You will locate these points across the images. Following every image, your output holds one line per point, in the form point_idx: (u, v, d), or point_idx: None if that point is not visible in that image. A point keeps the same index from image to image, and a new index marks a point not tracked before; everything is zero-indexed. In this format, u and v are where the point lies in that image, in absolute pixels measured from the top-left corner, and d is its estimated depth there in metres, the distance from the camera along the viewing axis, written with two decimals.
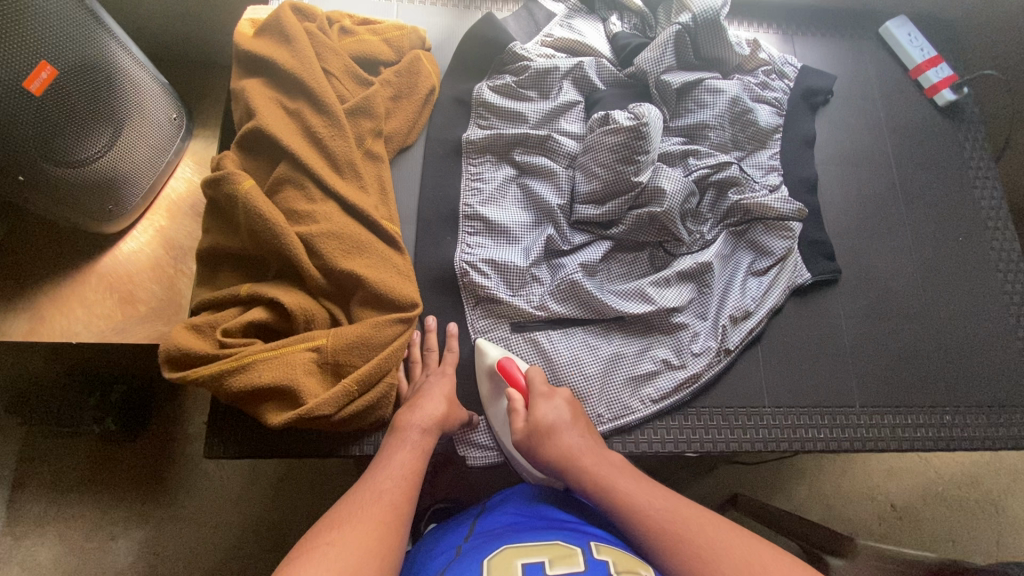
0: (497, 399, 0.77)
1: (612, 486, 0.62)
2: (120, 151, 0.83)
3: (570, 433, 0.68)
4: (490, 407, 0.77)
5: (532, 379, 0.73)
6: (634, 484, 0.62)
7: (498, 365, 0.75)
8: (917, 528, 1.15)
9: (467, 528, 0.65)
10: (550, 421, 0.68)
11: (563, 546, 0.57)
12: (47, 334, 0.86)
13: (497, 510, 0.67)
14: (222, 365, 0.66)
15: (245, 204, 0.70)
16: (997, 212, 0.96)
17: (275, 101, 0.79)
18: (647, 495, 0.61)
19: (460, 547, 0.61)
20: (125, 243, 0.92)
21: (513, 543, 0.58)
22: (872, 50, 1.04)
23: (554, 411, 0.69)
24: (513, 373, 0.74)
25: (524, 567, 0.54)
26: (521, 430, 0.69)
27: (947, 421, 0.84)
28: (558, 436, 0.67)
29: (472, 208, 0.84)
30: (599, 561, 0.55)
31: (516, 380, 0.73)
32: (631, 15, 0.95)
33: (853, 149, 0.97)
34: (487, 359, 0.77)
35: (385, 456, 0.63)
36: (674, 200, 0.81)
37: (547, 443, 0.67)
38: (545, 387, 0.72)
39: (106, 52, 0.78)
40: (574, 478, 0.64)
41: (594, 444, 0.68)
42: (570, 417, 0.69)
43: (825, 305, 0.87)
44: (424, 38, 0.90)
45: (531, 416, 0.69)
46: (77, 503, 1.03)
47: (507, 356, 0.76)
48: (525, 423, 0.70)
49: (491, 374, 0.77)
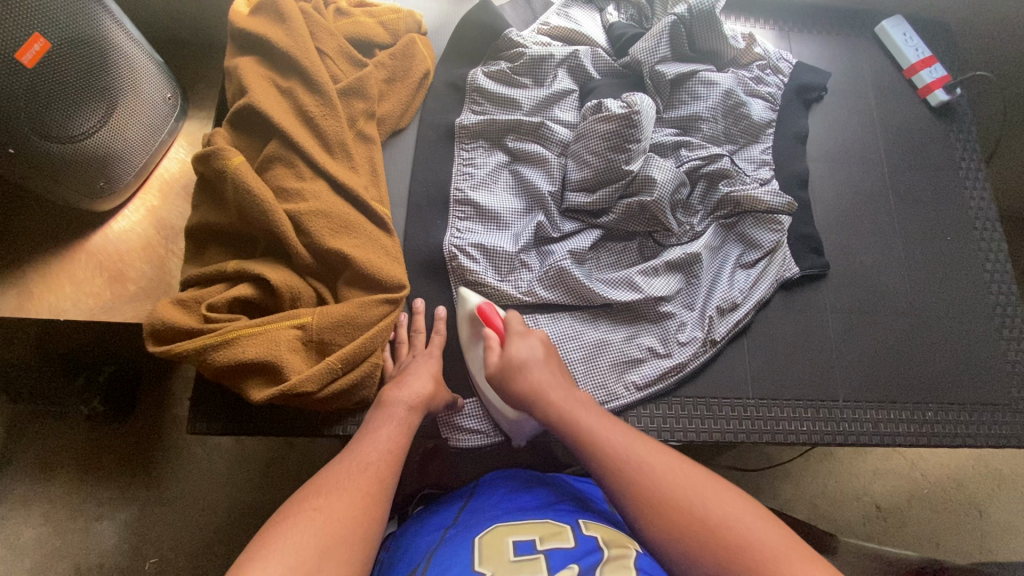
0: (476, 343, 0.78)
1: (578, 423, 0.62)
2: (113, 128, 0.83)
3: (541, 370, 0.68)
4: (468, 349, 0.78)
5: (509, 323, 0.73)
6: (596, 419, 0.63)
7: (477, 310, 0.76)
8: (901, 529, 1.16)
9: (456, 508, 0.65)
10: (522, 358, 0.68)
11: (553, 524, 0.57)
12: (35, 310, 0.86)
13: (484, 490, 0.67)
14: (206, 339, 0.65)
15: (234, 180, 0.69)
16: (986, 213, 0.96)
17: (267, 79, 0.79)
18: (610, 434, 0.61)
19: (450, 527, 0.61)
20: (116, 221, 0.92)
21: (504, 521, 0.58)
22: (867, 49, 1.04)
23: (527, 348, 0.69)
24: (490, 316, 0.74)
25: (515, 544, 0.54)
26: (495, 365, 0.70)
27: (929, 418, 0.85)
28: (529, 372, 0.67)
29: (463, 192, 0.84)
30: (589, 537, 0.56)
31: (493, 323, 0.74)
32: (628, 6, 0.95)
33: (845, 146, 0.97)
34: (467, 306, 0.78)
35: (372, 428, 0.63)
36: (664, 189, 0.81)
37: (517, 378, 0.67)
38: (521, 327, 0.73)
39: (101, 28, 0.77)
40: (542, 414, 0.65)
41: (565, 382, 0.68)
42: (543, 356, 0.69)
43: (812, 300, 0.88)
44: (420, 22, 0.90)
45: (505, 352, 0.70)
46: (62, 484, 1.02)
47: (487, 303, 0.76)
48: (499, 359, 0.70)
49: (470, 318, 0.78)
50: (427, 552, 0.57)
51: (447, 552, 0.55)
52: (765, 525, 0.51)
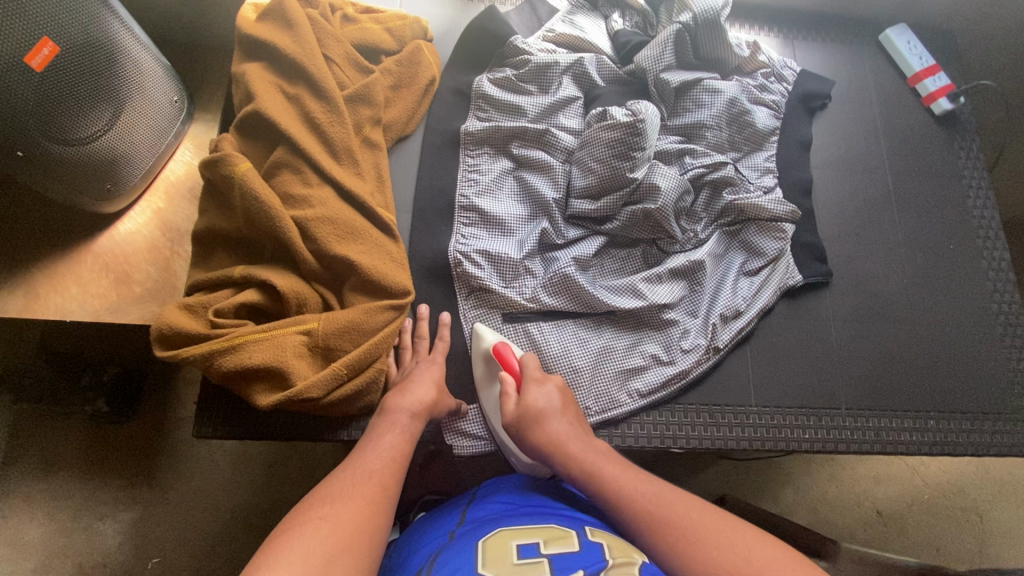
0: (491, 383, 0.78)
1: (601, 476, 0.62)
2: (120, 131, 0.83)
3: (559, 420, 0.68)
4: (482, 388, 0.78)
5: (526, 366, 0.74)
6: (619, 472, 0.63)
7: (493, 349, 0.76)
8: (902, 535, 1.16)
9: (459, 513, 0.66)
10: (540, 407, 0.69)
11: (556, 528, 0.58)
12: (41, 312, 0.86)
13: (487, 496, 0.68)
14: (213, 345, 0.66)
15: (241, 187, 0.70)
16: (989, 221, 0.96)
17: (274, 85, 0.79)
18: (634, 486, 0.61)
19: (454, 531, 0.62)
20: (122, 224, 0.92)
21: (508, 525, 0.59)
22: (871, 57, 1.04)
23: (544, 397, 0.70)
24: (506, 357, 0.74)
25: (519, 547, 0.55)
26: (511, 413, 0.70)
27: (931, 426, 0.85)
28: (547, 422, 0.68)
29: (469, 198, 0.85)
30: (593, 542, 0.56)
31: (510, 366, 0.74)
32: (633, 13, 0.95)
33: (849, 154, 0.97)
34: (484, 343, 0.78)
35: (375, 436, 0.64)
36: (668, 197, 0.81)
37: (537, 428, 0.68)
38: (538, 373, 0.73)
39: (109, 31, 0.78)
40: (563, 466, 0.65)
41: (581, 431, 0.68)
42: (560, 404, 0.70)
43: (815, 307, 0.88)
44: (426, 29, 0.90)
45: (522, 401, 0.70)
46: (66, 484, 1.03)
47: (503, 342, 0.77)
48: (515, 407, 0.70)
49: (486, 357, 0.78)
50: (432, 557, 0.57)
51: (451, 555, 0.55)
52: (808, 569, 0.51)
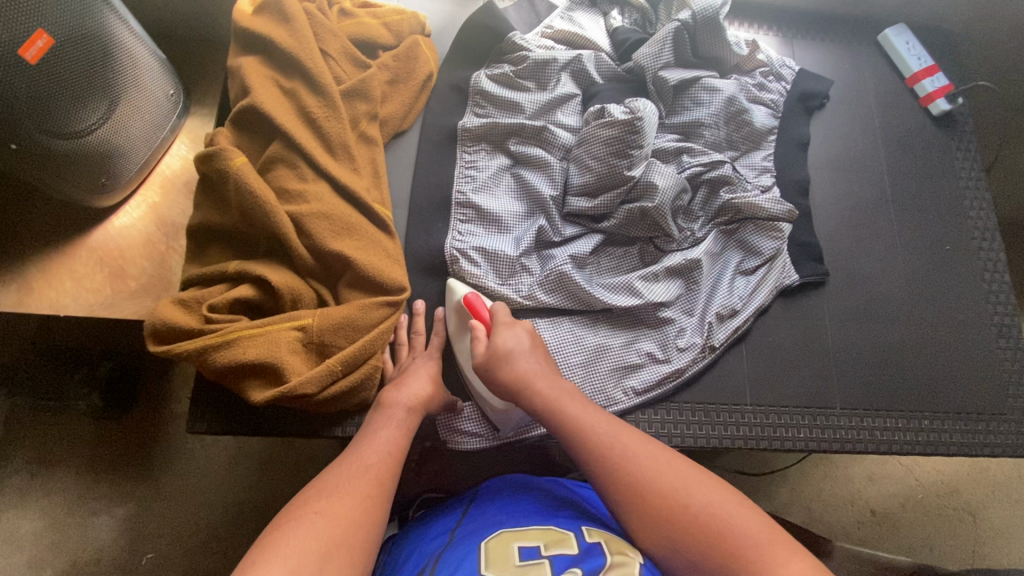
0: (463, 333, 0.77)
1: (563, 415, 0.63)
2: (115, 125, 0.83)
3: (527, 360, 0.67)
4: (455, 337, 0.78)
5: (496, 313, 0.73)
6: (582, 410, 0.63)
7: (465, 300, 0.76)
8: (895, 534, 1.17)
9: (459, 512, 0.66)
10: (509, 348, 0.68)
11: (557, 531, 0.58)
12: (36, 306, 0.86)
13: (485, 494, 0.68)
14: (207, 341, 0.66)
15: (236, 181, 0.70)
16: (985, 222, 0.97)
17: (271, 79, 0.79)
18: (596, 424, 0.61)
19: (454, 530, 0.62)
20: (117, 218, 0.92)
21: (508, 526, 0.59)
22: (869, 57, 1.04)
23: (514, 338, 0.69)
24: (478, 307, 0.74)
25: (520, 549, 0.55)
26: (481, 354, 0.70)
27: (925, 426, 0.85)
28: (514, 362, 0.67)
29: (465, 195, 0.84)
30: (592, 543, 0.56)
31: (481, 314, 0.74)
32: (632, 10, 0.95)
33: (847, 153, 0.97)
34: (456, 296, 0.79)
35: (371, 431, 0.64)
36: (666, 195, 0.81)
37: (503, 367, 0.67)
38: (508, 318, 0.72)
39: (104, 24, 0.77)
40: (527, 405, 0.65)
41: (549, 370, 0.68)
42: (529, 345, 0.69)
43: (811, 307, 0.88)
44: (424, 24, 0.90)
45: (492, 343, 0.69)
46: (59, 478, 1.03)
47: (474, 293, 0.77)
48: (485, 349, 0.70)
49: (459, 310, 0.78)
50: (432, 556, 0.58)
51: (452, 555, 0.56)
52: (748, 512, 0.52)
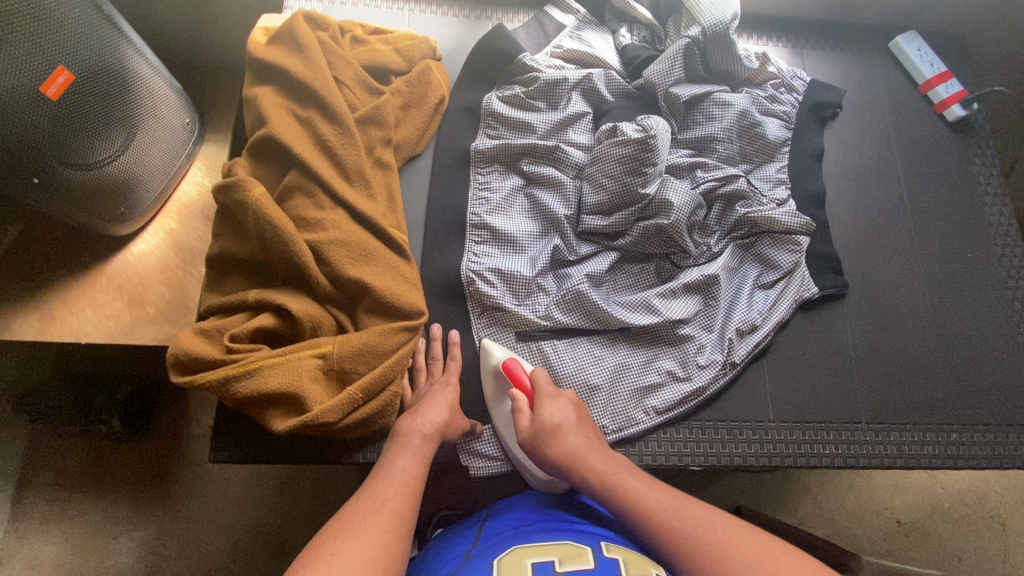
0: (501, 398, 0.78)
1: (620, 487, 0.62)
2: (133, 155, 0.85)
3: (575, 434, 0.68)
4: (494, 404, 0.78)
5: (538, 382, 0.73)
6: (639, 485, 0.62)
7: (503, 366, 0.76)
8: (923, 545, 1.14)
9: (475, 532, 0.65)
10: (556, 421, 0.69)
11: (572, 546, 0.57)
12: (57, 334, 0.87)
13: (503, 516, 0.67)
14: (230, 370, 0.66)
15: (254, 213, 0.70)
16: (1007, 228, 0.95)
17: (287, 109, 0.80)
18: (653, 495, 0.61)
19: (472, 549, 0.61)
20: (135, 246, 0.93)
21: (523, 543, 0.58)
22: (881, 65, 1.04)
23: (559, 411, 0.70)
24: (518, 374, 0.74)
25: (535, 565, 0.54)
26: (527, 430, 0.70)
27: (953, 439, 0.83)
28: (563, 436, 0.68)
29: (479, 217, 0.85)
30: (609, 559, 0.55)
31: (521, 382, 0.74)
32: (640, 27, 0.95)
33: (862, 163, 0.97)
34: (492, 360, 0.78)
35: (387, 462, 0.64)
36: (681, 212, 0.81)
37: (553, 442, 0.67)
38: (550, 388, 0.73)
39: (122, 58, 0.79)
40: (580, 479, 0.65)
41: (597, 443, 0.68)
42: (575, 419, 0.70)
43: (831, 319, 0.87)
44: (435, 48, 0.91)
45: (537, 416, 0.70)
46: (81, 503, 1.03)
47: (511, 357, 0.77)
48: (530, 423, 0.70)
49: (494, 374, 0.78)
50: None
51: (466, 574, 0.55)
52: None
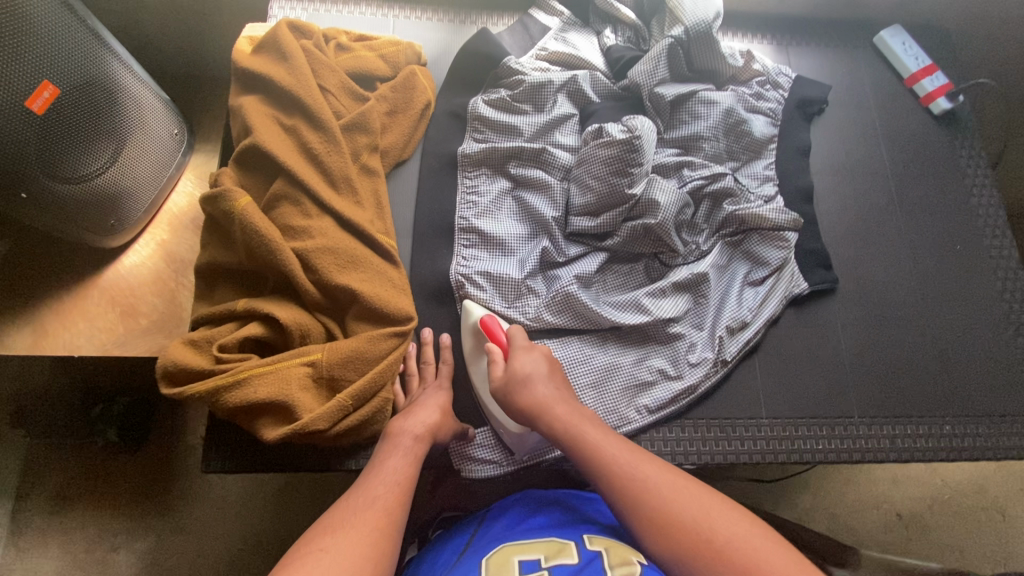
0: (480, 356, 0.79)
1: (581, 437, 0.64)
2: (122, 166, 0.85)
3: (545, 385, 0.68)
4: (471, 362, 0.79)
5: (513, 337, 0.74)
6: (601, 435, 0.64)
7: (481, 323, 0.77)
8: (924, 538, 1.14)
9: (468, 534, 0.66)
10: (527, 372, 0.69)
11: (559, 542, 0.58)
12: (50, 348, 0.87)
13: (496, 515, 0.68)
14: (220, 381, 0.66)
15: (241, 222, 0.70)
16: (996, 219, 0.95)
17: (272, 118, 0.80)
18: (612, 446, 0.62)
19: (462, 550, 0.62)
20: (127, 257, 0.93)
21: (511, 542, 0.59)
22: (866, 59, 1.04)
23: (532, 363, 0.70)
24: (494, 330, 0.75)
25: (520, 563, 0.55)
26: (499, 379, 0.70)
27: (948, 431, 0.83)
28: (533, 387, 0.68)
29: (468, 220, 0.85)
30: (594, 552, 0.56)
31: (497, 338, 0.75)
32: (624, 28, 0.95)
33: (850, 157, 0.97)
34: (473, 318, 0.79)
35: (379, 462, 0.64)
36: (669, 212, 0.81)
37: (521, 392, 0.68)
38: (525, 342, 0.73)
39: (107, 70, 0.79)
40: (544, 425, 0.66)
41: (567, 394, 0.69)
42: (547, 371, 0.70)
43: (822, 315, 0.87)
44: (420, 54, 0.91)
45: (509, 367, 0.70)
46: (79, 516, 1.03)
47: (490, 315, 0.78)
48: (503, 373, 0.70)
49: (474, 331, 0.79)
50: None
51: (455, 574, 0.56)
52: (771, 541, 0.53)
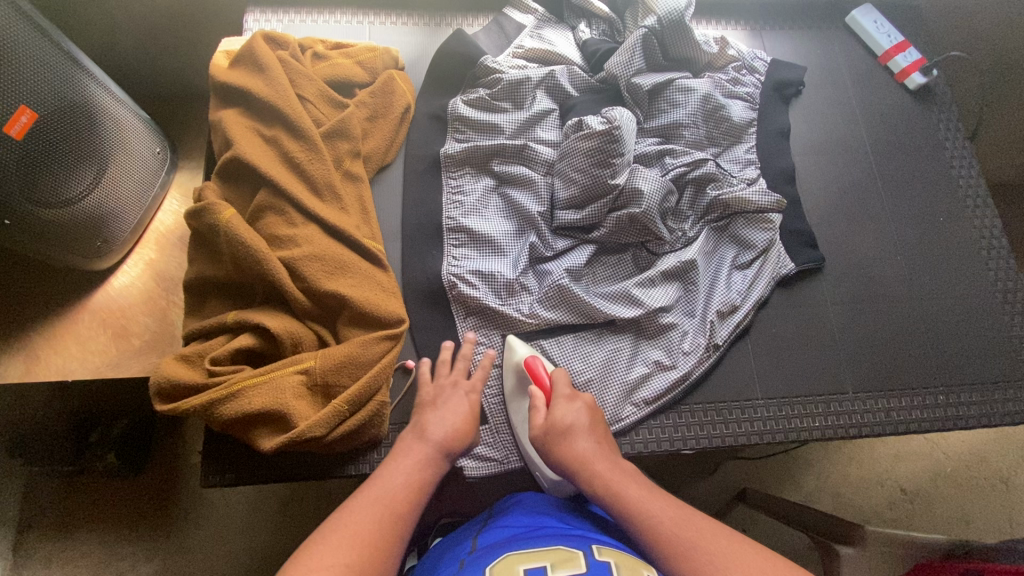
0: (520, 396, 0.79)
1: (625, 499, 0.61)
2: (106, 188, 0.85)
3: (586, 439, 0.67)
4: (512, 401, 0.79)
5: (556, 382, 0.73)
6: (645, 495, 0.62)
7: (525, 363, 0.77)
8: (930, 512, 1.15)
9: (471, 542, 0.65)
10: (569, 423, 0.68)
11: (565, 549, 0.56)
12: (43, 374, 0.86)
13: (500, 521, 0.67)
14: (214, 394, 0.66)
15: (226, 234, 0.70)
16: (976, 190, 0.96)
17: (252, 130, 0.80)
18: (659, 509, 0.60)
19: (465, 558, 0.61)
20: (117, 278, 0.93)
21: (515, 549, 0.58)
22: (840, 39, 1.05)
23: (574, 414, 0.69)
24: (538, 373, 0.75)
25: (527, 571, 0.53)
26: (539, 427, 0.69)
27: (941, 401, 0.84)
28: (573, 440, 0.67)
29: (455, 220, 0.85)
30: (601, 563, 0.55)
31: (541, 380, 0.75)
32: (599, 21, 0.96)
33: (830, 136, 0.98)
34: (515, 356, 0.79)
35: (393, 461, 0.64)
36: (652, 200, 0.81)
37: (562, 445, 0.67)
38: (568, 389, 0.72)
39: (85, 92, 0.79)
40: (586, 484, 0.64)
41: (609, 449, 0.67)
42: (588, 423, 0.69)
43: (811, 294, 0.88)
44: (397, 58, 0.92)
45: (551, 416, 0.69)
46: (83, 542, 1.03)
47: (533, 356, 0.78)
48: (543, 422, 0.69)
49: (516, 371, 0.79)
50: None
51: None
52: None
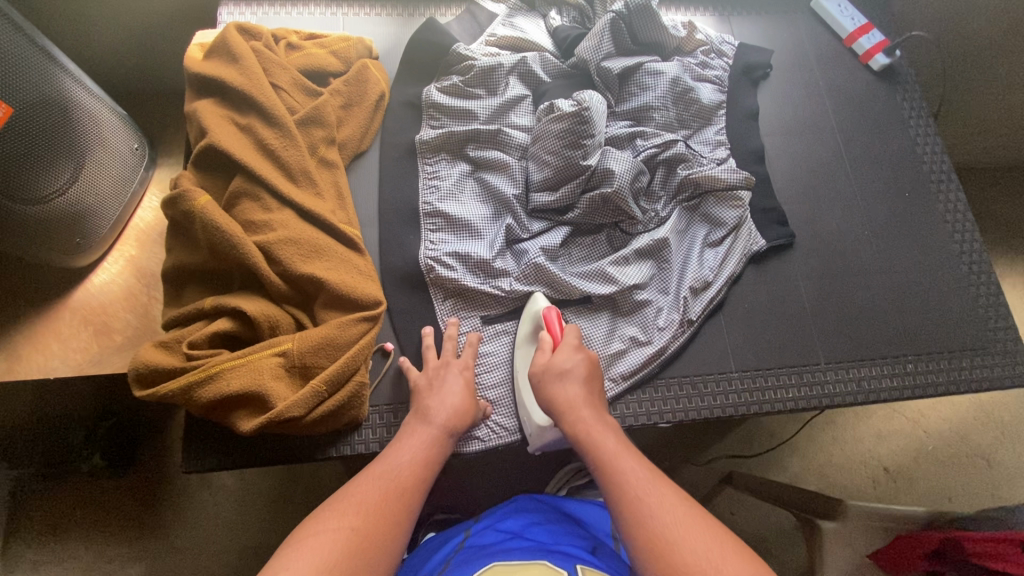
0: (531, 344, 0.80)
1: (597, 445, 0.65)
2: (84, 184, 0.85)
3: (577, 388, 0.70)
4: (520, 346, 0.80)
5: (567, 334, 0.75)
6: (618, 447, 0.65)
7: (542, 313, 0.78)
8: (912, 488, 1.17)
9: (457, 544, 0.67)
10: (566, 368, 0.71)
11: (549, 567, 0.57)
12: (23, 371, 0.86)
13: (488, 526, 0.69)
14: (192, 377, 0.67)
15: (201, 220, 0.71)
16: (941, 166, 0.99)
17: (226, 119, 0.81)
18: (627, 461, 0.63)
19: (449, 561, 0.63)
20: (96, 275, 0.93)
21: (499, 560, 0.58)
22: (805, 23, 1.07)
23: (573, 363, 0.72)
24: (552, 323, 0.76)
25: None
26: (538, 364, 0.73)
27: (911, 370, 0.86)
28: (566, 384, 0.70)
29: (432, 205, 0.86)
30: None
31: (552, 330, 0.76)
32: (569, 9, 0.98)
33: (798, 117, 1.00)
34: (534, 305, 0.81)
35: (404, 435, 0.68)
36: (623, 180, 0.83)
37: (553, 385, 0.70)
38: (575, 341, 0.74)
39: (62, 88, 0.79)
40: (567, 424, 0.68)
41: (597, 402, 0.70)
42: (585, 376, 0.71)
43: (781, 269, 0.90)
44: (370, 47, 0.93)
45: (551, 358, 0.72)
46: (71, 545, 1.02)
47: (551, 308, 0.78)
48: (543, 361, 0.73)
49: (533, 320, 0.80)
50: None
51: None
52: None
